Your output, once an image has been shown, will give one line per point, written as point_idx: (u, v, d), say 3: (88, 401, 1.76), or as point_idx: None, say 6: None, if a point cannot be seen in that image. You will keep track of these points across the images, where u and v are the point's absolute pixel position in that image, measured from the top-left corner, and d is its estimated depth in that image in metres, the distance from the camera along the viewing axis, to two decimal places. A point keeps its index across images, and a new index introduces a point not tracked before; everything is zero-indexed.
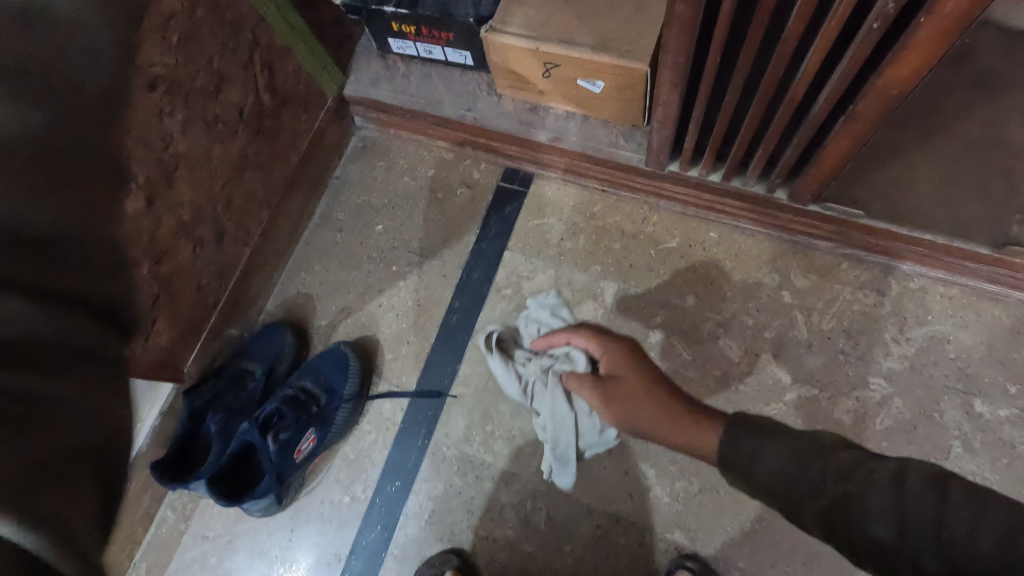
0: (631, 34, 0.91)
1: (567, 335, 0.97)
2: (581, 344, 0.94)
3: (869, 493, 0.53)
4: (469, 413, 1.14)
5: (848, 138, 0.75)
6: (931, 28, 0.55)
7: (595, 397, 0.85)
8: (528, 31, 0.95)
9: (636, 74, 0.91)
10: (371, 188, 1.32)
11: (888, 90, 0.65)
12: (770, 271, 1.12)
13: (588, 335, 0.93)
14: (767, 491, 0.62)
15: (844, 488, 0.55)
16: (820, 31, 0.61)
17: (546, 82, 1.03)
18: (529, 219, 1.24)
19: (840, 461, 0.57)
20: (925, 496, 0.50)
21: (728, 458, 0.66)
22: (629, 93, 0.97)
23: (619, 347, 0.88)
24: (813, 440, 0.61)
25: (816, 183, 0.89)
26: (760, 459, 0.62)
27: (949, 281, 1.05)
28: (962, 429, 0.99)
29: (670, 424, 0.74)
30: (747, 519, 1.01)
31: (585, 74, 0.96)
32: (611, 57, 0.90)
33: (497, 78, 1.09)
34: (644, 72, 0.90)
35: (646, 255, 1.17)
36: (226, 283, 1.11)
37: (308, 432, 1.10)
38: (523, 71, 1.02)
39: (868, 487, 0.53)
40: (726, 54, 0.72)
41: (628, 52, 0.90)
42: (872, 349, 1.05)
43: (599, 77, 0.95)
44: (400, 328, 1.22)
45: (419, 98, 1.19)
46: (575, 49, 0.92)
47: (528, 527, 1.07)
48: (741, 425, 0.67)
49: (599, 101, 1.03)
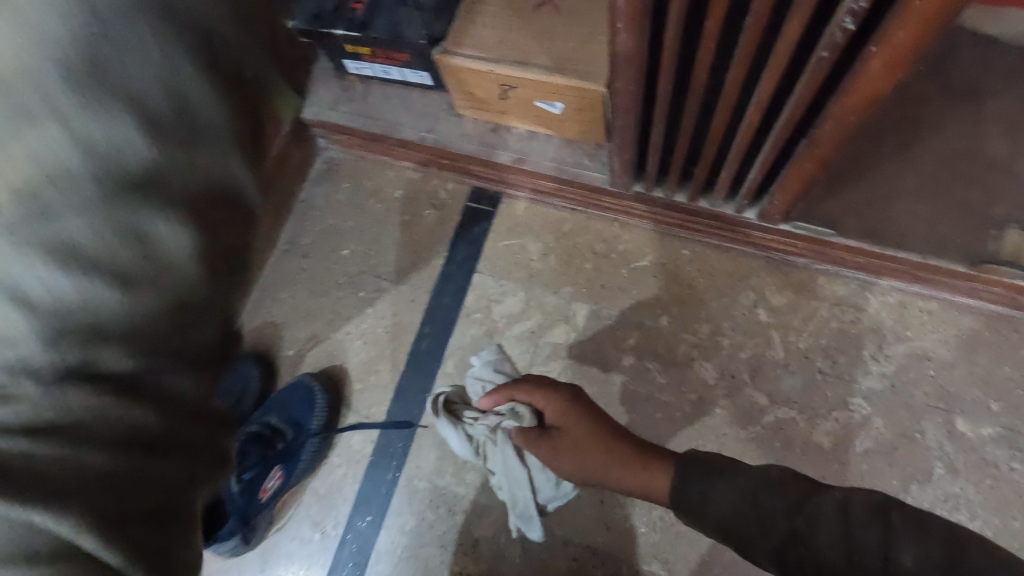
0: (586, 55, 0.87)
1: (512, 392, 0.85)
2: (526, 399, 0.85)
3: (818, 531, 0.54)
4: (440, 444, 1.11)
5: (810, 162, 0.72)
6: (881, 61, 0.52)
7: (544, 452, 0.82)
8: (481, 53, 0.91)
9: (594, 95, 0.88)
10: (337, 212, 1.29)
11: (845, 117, 0.61)
12: (745, 289, 1.08)
13: (534, 391, 0.84)
14: (720, 530, 0.64)
15: (795, 524, 0.57)
16: (769, 60, 0.57)
17: (505, 103, 0.99)
18: (498, 240, 1.20)
19: (789, 498, 0.59)
20: (870, 528, 0.52)
21: (684, 502, 0.69)
22: (589, 113, 0.93)
23: (563, 399, 0.82)
24: (759, 480, 0.64)
25: (784, 204, 0.86)
26: (710, 498, 0.66)
27: (928, 295, 1.01)
28: (944, 450, 0.96)
29: (622, 469, 0.76)
30: (727, 548, 0.99)
31: (544, 95, 0.92)
32: (567, 79, 0.87)
33: (456, 99, 1.05)
34: (601, 93, 0.86)
35: (618, 275, 1.14)
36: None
37: (273, 470, 1.06)
38: (480, 92, 0.99)
39: (816, 524, 0.55)
40: (678, 81, 0.69)
41: (585, 73, 0.86)
42: (851, 368, 1.02)
43: (557, 99, 0.92)
44: (369, 357, 1.19)
45: (377, 119, 1.18)
46: (529, 70, 0.89)
47: (503, 562, 1.04)
48: (692, 468, 0.70)
49: (559, 121, 0.99)
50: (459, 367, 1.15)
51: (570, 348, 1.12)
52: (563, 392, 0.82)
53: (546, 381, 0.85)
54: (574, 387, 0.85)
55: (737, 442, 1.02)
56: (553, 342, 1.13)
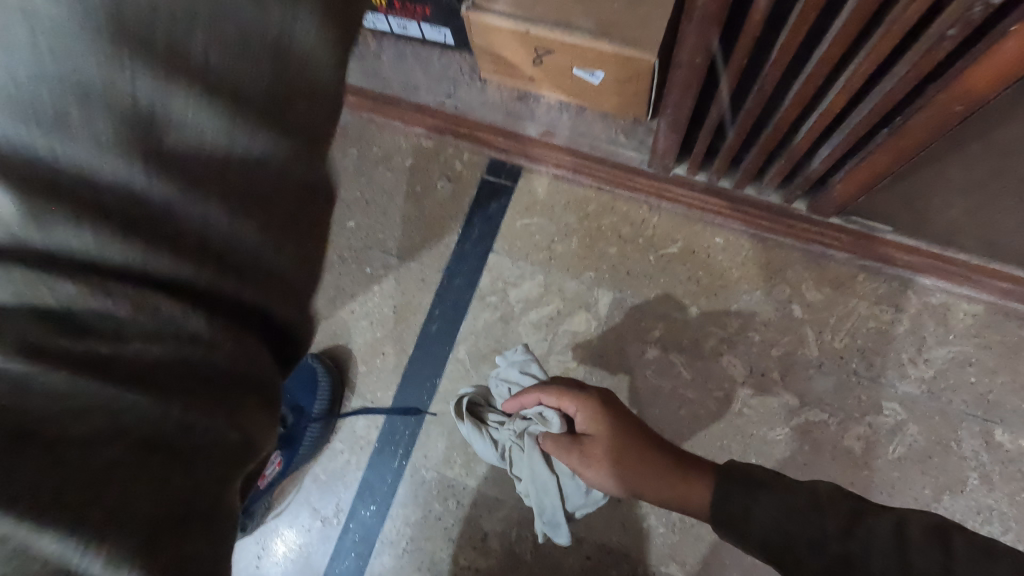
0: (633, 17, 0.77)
1: (538, 395, 0.82)
2: (553, 403, 0.81)
3: (873, 555, 0.48)
4: (450, 433, 1.05)
5: (889, 155, 0.65)
6: (1020, 44, 0.44)
7: (573, 459, 0.76)
8: (516, 11, 0.81)
9: (641, 66, 0.78)
10: (341, 180, 1.19)
11: (948, 107, 0.54)
12: (780, 282, 1.02)
13: (561, 394, 0.79)
14: (763, 548, 0.57)
15: (846, 547, 0.50)
16: (875, 36, 0.49)
17: (536, 69, 0.90)
18: (516, 218, 1.12)
19: (836, 518, 0.53)
20: (931, 554, 0.46)
21: (720, 511, 0.63)
22: (628, 86, 0.84)
23: (594, 401, 0.77)
24: (802, 497, 0.57)
25: (844, 198, 0.80)
26: (751, 515, 0.59)
27: (974, 297, 0.96)
28: (980, 460, 0.92)
29: (664, 483, 0.70)
30: (748, 553, 0.95)
31: (583, 63, 0.83)
32: (611, 46, 0.77)
33: (481, 63, 0.95)
34: (651, 63, 0.77)
35: (644, 262, 1.07)
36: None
37: (273, 455, 1.00)
38: (510, 56, 0.89)
39: (871, 547, 0.49)
40: (751, 56, 0.60)
41: (634, 38, 0.77)
42: (888, 371, 0.96)
43: (597, 67, 0.82)
44: (375, 338, 1.12)
45: (393, 81, 1.14)
46: (569, 34, 0.79)
47: (513, 557, 1.00)
48: (731, 480, 0.64)
49: (596, 91, 0.90)
50: (471, 353, 1.08)
51: (591, 338, 1.05)
52: (591, 396, 0.77)
53: (572, 384, 0.80)
54: (605, 391, 0.79)
55: (763, 444, 0.97)
56: (572, 330, 1.06)
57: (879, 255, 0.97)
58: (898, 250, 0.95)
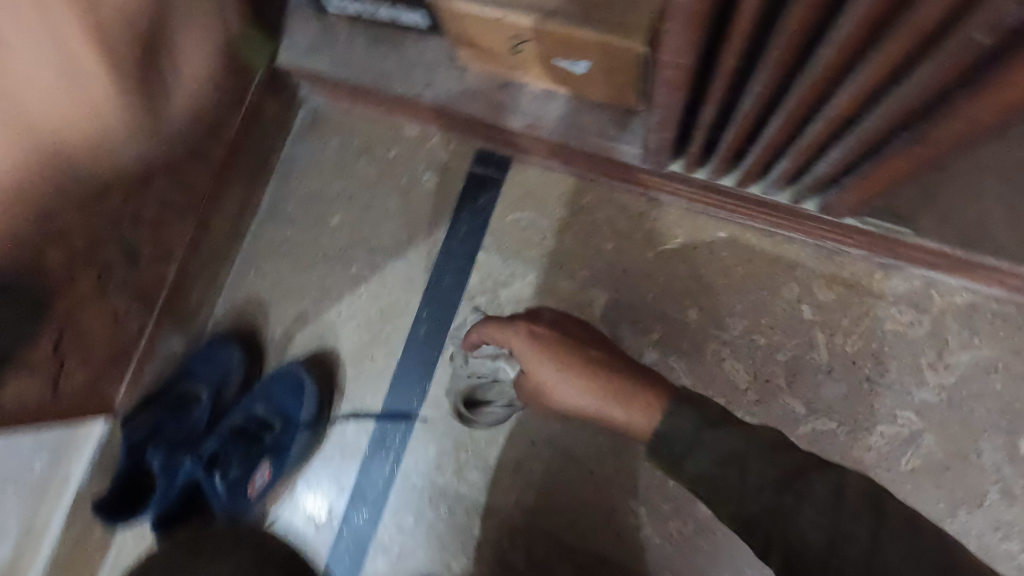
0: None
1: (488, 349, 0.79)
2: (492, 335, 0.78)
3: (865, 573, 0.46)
4: (440, 440, 1.02)
5: (907, 161, 0.57)
6: None
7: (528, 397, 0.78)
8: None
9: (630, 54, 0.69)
10: (324, 174, 1.14)
11: (978, 118, 0.46)
12: (789, 281, 0.95)
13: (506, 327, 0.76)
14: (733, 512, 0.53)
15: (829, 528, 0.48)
16: (893, 35, 0.41)
17: (516, 56, 0.82)
18: (506, 213, 1.05)
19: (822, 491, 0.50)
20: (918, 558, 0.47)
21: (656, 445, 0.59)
22: (617, 74, 0.76)
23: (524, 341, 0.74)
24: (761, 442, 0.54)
25: (855, 200, 0.72)
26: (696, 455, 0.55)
27: (1005, 296, 0.87)
28: (1001, 472, 0.86)
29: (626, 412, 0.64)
30: (749, 566, 0.92)
31: (567, 51, 0.74)
32: (595, 33, 0.68)
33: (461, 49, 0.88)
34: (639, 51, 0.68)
35: (642, 259, 1.00)
36: (154, 303, 0.99)
37: (261, 467, 1.00)
38: (491, 44, 0.81)
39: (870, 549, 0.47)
40: (749, 53, 0.52)
41: (620, 22, 0.68)
42: (904, 377, 0.89)
43: (583, 56, 0.74)
44: (362, 341, 1.08)
45: (365, 70, 0.98)
46: (547, 21, 0.70)
47: (505, 565, 0.98)
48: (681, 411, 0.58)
49: (586, 79, 0.82)
50: (461, 356, 1.04)
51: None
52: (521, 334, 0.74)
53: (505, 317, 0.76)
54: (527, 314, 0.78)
55: None
56: None
57: (902, 253, 0.88)
58: (920, 252, 0.85)
